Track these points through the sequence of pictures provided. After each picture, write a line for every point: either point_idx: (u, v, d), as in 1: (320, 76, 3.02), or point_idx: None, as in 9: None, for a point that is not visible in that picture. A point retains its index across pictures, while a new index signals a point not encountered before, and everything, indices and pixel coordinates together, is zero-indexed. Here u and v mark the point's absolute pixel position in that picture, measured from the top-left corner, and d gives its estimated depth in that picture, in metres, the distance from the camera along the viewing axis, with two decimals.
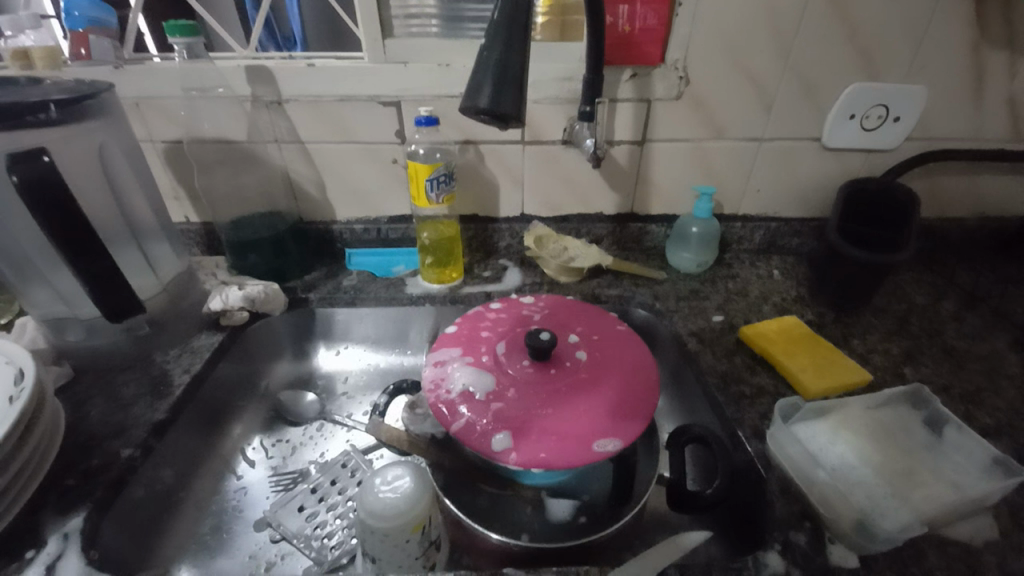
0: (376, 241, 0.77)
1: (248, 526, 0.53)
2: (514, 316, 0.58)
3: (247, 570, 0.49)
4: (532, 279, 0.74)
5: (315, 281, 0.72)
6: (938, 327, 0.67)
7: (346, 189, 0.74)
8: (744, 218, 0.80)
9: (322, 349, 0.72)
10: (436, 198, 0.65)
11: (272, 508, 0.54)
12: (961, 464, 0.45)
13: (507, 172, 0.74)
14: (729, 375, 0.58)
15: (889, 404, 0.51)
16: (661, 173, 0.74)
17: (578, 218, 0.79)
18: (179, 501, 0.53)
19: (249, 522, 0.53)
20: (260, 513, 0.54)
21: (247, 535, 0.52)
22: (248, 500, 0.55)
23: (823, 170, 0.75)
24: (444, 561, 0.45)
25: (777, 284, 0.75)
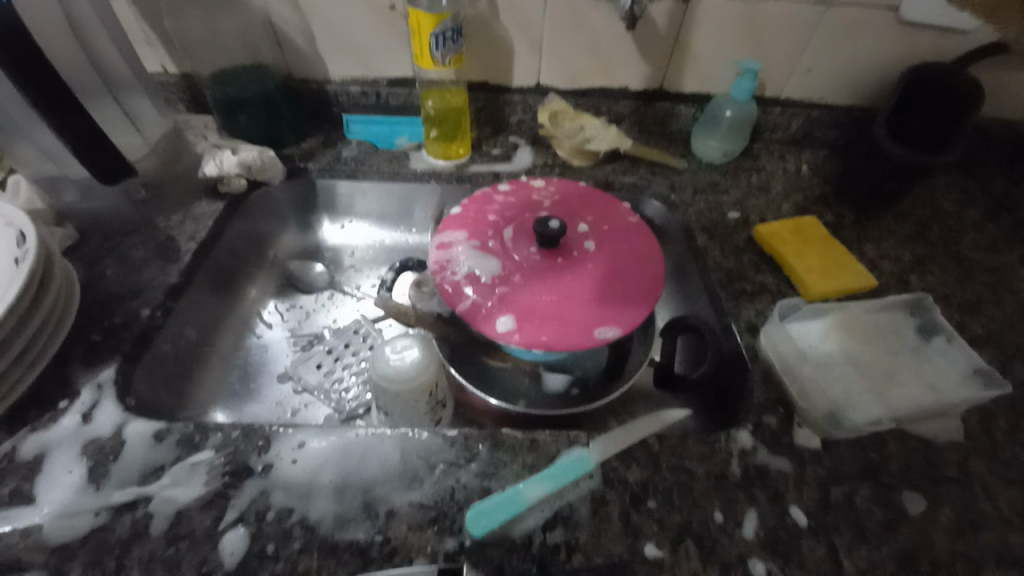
0: (377, 107, 0.70)
1: (272, 378, 0.58)
2: (523, 201, 0.56)
3: (275, 413, 0.55)
4: (544, 160, 0.69)
5: (312, 150, 0.68)
6: (960, 236, 0.65)
7: (339, 42, 0.64)
8: (785, 102, 0.71)
9: (326, 222, 0.70)
10: (442, 59, 0.57)
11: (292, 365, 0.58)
12: (939, 369, 0.47)
13: (524, 30, 0.64)
14: (735, 272, 0.58)
15: (886, 310, 0.52)
16: (702, 41, 0.64)
17: (600, 93, 0.71)
18: (206, 356, 0.57)
19: (272, 374, 0.58)
20: (281, 368, 0.59)
21: (271, 386, 0.57)
22: (268, 356, 0.60)
23: (888, 49, 0.65)
24: (450, 417, 0.50)
25: (804, 180, 0.70)
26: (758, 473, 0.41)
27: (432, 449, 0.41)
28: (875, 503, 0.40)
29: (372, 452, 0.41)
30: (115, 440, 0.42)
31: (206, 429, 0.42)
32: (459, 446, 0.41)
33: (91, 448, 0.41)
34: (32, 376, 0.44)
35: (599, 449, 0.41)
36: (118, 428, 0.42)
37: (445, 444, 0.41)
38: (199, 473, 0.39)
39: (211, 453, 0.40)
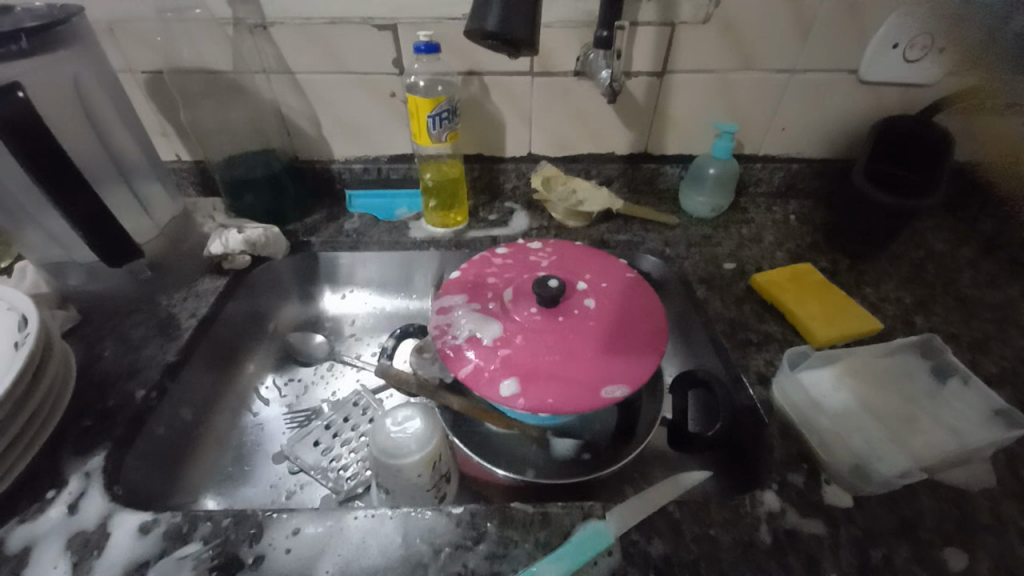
0: (377, 181, 0.74)
1: (267, 458, 0.56)
2: (520, 263, 0.57)
3: (269, 497, 0.52)
4: (539, 223, 0.72)
5: (315, 224, 0.71)
6: (955, 275, 0.66)
7: (342, 126, 0.69)
8: (765, 158, 0.75)
9: (327, 292, 0.71)
10: (439, 137, 0.61)
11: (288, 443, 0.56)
12: (962, 412, 0.45)
13: (514, 107, 0.69)
14: (737, 322, 0.58)
15: (897, 353, 0.51)
16: (680, 109, 0.69)
17: (588, 159, 0.75)
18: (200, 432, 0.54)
19: (268, 454, 0.56)
20: (278, 447, 0.57)
21: (267, 466, 0.55)
22: (265, 434, 0.58)
23: (853, 107, 0.70)
24: (454, 493, 0.47)
25: (793, 229, 0.72)
26: (790, 539, 0.38)
27: (437, 529, 0.38)
28: (923, 566, 0.37)
29: (372, 536, 0.38)
30: (100, 533, 0.39)
31: (195, 517, 0.39)
32: (465, 524, 0.38)
33: (73, 543, 0.38)
34: (22, 465, 0.42)
35: (615, 521, 0.38)
36: (104, 520, 0.40)
37: (450, 523, 0.38)
38: (186, 569, 0.36)
39: (200, 545, 0.38)
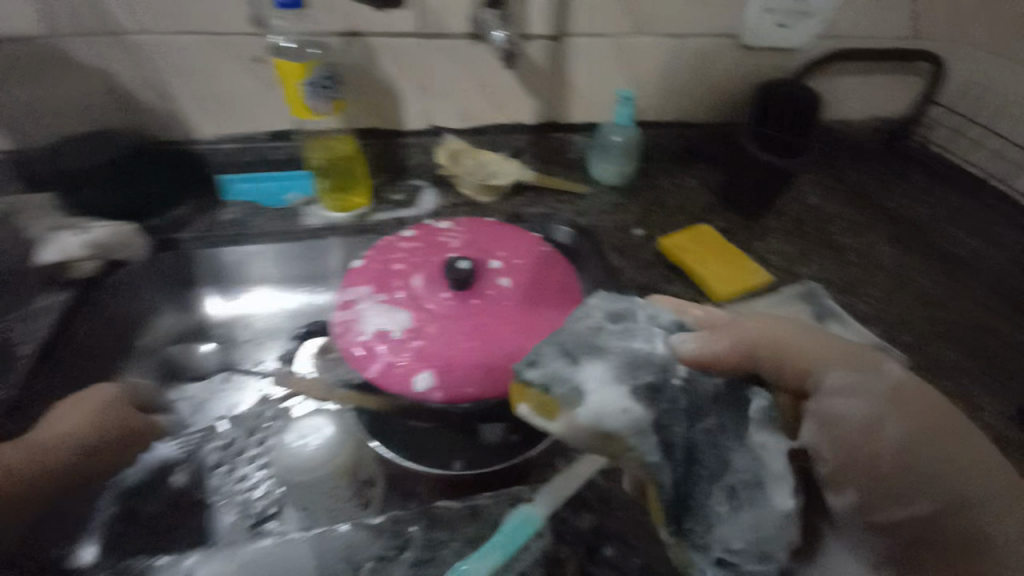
0: (258, 163, 0.64)
1: (152, 490, 0.46)
2: (429, 245, 0.53)
3: (159, 536, 0.43)
4: (449, 200, 0.68)
5: (184, 218, 0.60)
6: (826, 225, 0.73)
7: (206, 99, 0.59)
8: (664, 124, 0.77)
9: (211, 296, 0.61)
10: (319, 107, 0.54)
11: (181, 469, 0.48)
12: None
13: (408, 74, 0.63)
14: (648, 286, 0.60)
15: (784, 304, 0.58)
16: (581, 74, 0.68)
17: (495, 130, 0.71)
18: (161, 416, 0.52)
19: (153, 486, 0.46)
20: (166, 476, 0.47)
21: (152, 500, 0.45)
22: (147, 462, 0.48)
23: (737, 71, 0.73)
24: (380, 497, 0.43)
25: (692, 191, 0.76)
26: None
27: (357, 542, 0.35)
28: None
29: (280, 564, 0.34)
30: None
31: None
32: (388, 534, 0.35)
33: None
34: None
35: (544, 502, 0.38)
36: None
37: (370, 537, 0.35)
38: None
39: None
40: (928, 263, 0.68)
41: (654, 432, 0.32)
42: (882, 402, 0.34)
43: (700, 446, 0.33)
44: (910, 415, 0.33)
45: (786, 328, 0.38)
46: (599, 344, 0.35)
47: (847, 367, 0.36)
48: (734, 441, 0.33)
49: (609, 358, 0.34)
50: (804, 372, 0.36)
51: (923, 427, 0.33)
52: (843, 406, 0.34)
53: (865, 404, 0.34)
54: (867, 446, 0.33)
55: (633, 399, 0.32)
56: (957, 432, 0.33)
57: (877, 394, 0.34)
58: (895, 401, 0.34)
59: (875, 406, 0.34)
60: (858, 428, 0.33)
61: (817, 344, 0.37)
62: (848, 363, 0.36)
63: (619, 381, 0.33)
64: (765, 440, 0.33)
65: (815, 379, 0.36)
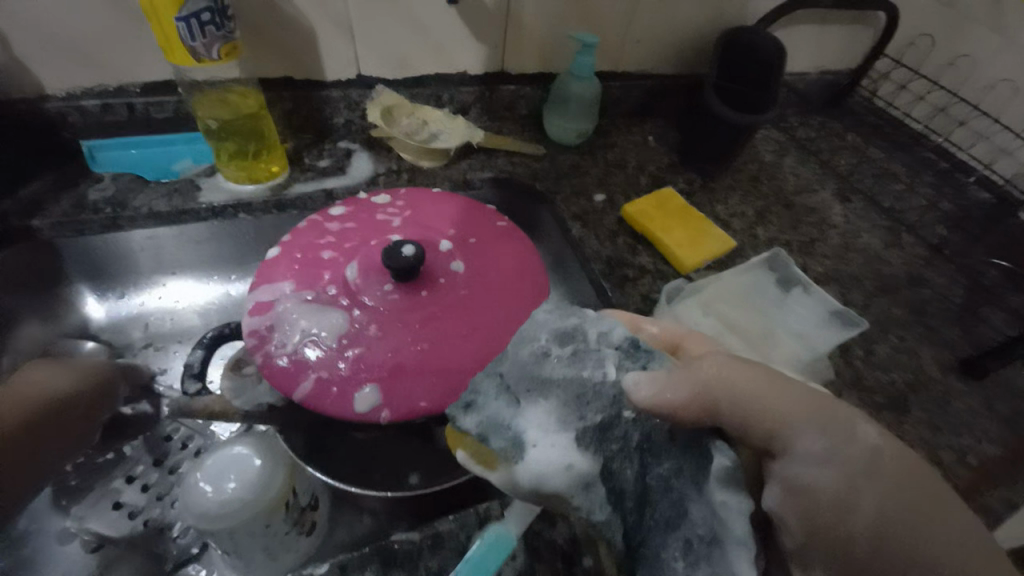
0: (135, 124, 0.51)
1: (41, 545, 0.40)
2: (365, 224, 0.45)
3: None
4: (386, 166, 0.58)
5: (39, 197, 0.47)
6: (784, 184, 0.71)
7: (44, 37, 0.44)
8: (623, 74, 0.70)
9: (88, 296, 0.50)
10: (206, 50, 0.42)
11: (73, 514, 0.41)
12: (804, 317, 0.50)
13: (322, 9, 0.51)
14: (613, 259, 0.55)
15: (753, 270, 0.54)
16: (531, 14, 0.59)
17: (435, 80, 0.61)
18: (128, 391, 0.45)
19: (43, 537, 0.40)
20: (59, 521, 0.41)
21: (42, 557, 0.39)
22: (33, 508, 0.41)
23: (700, 15, 0.67)
24: (326, 515, 0.39)
25: (653, 150, 0.71)
26: None
27: None
28: None
29: None
30: None
31: None
32: None
33: None
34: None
35: (515, 520, 0.33)
36: None
37: None
38: None
39: None
40: (878, 220, 0.68)
41: (600, 482, 0.27)
42: (867, 475, 0.27)
43: (653, 490, 0.28)
44: (896, 495, 0.27)
45: (761, 366, 0.30)
46: (544, 377, 0.29)
47: (822, 427, 0.28)
48: (692, 488, 0.27)
49: (553, 397, 0.28)
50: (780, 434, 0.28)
51: (908, 512, 0.27)
52: (819, 480, 0.27)
53: (845, 475, 0.27)
54: (836, 526, 0.27)
55: (578, 449, 0.27)
56: (952, 515, 0.27)
57: (863, 463, 0.27)
58: (883, 474, 0.27)
59: (857, 477, 0.27)
60: (830, 504, 0.27)
61: (802, 394, 0.29)
62: (833, 419, 0.29)
63: (563, 427, 0.28)
64: (726, 500, 0.26)
65: (790, 439, 0.28)
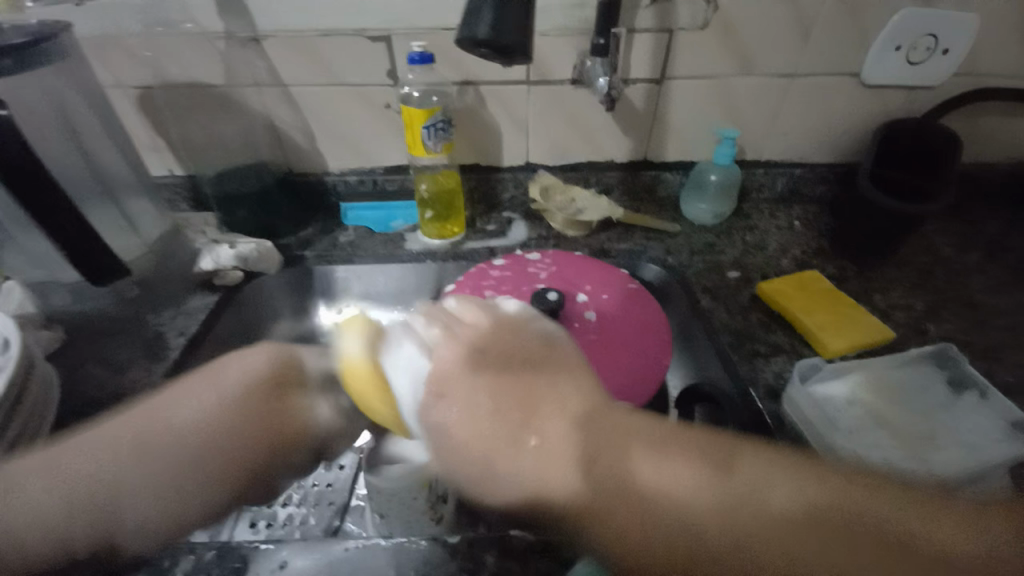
0: (372, 193, 0.72)
1: None
2: (518, 274, 0.55)
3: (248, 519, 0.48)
4: (538, 233, 0.70)
5: (310, 237, 0.69)
6: (964, 279, 0.63)
7: (338, 138, 0.68)
8: (767, 163, 0.73)
9: (321, 306, 0.68)
10: (434, 147, 0.61)
11: None
12: (980, 424, 0.45)
13: (510, 116, 0.68)
14: (743, 333, 0.56)
15: (912, 364, 0.50)
16: (678, 115, 0.68)
17: (587, 167, 0.73)
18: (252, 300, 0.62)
19: None
20: None
21: None
22: None
23: (855, 110, 0.68)
24: (450, 516, 0.44)
25: (797, 235, 0.70)
26: None
27: (431, 563, 0.36)
28: None
29: (361, 569, 0.35)
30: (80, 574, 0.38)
31: (179, 550, 0.37)
32: (461, 555, 0.36)
33: None
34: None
35: None
36: None
37: (445, 554, 0.36)
38: None
39: None
40: None
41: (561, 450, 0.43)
42: (659, 435, 0.38)
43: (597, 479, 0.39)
44: (591, 484, 0.36)
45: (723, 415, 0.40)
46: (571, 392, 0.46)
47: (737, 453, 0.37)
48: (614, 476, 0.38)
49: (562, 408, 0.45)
50: (553, 415, 0.40)
51: (710, 469, 0.36)
52: (639, 469, 0.37)
53: (645, 447, 0.38)
54: (645, 493, 0.36)
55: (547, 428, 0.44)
56: (755, 464, 0.36)
57: (569, 421, 0.39)
58: (669, 439, 0.38)
59: (627, 435, 0.38)
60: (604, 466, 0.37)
61: (551, 367, 0.43)
62: (557, 413, 0.40)
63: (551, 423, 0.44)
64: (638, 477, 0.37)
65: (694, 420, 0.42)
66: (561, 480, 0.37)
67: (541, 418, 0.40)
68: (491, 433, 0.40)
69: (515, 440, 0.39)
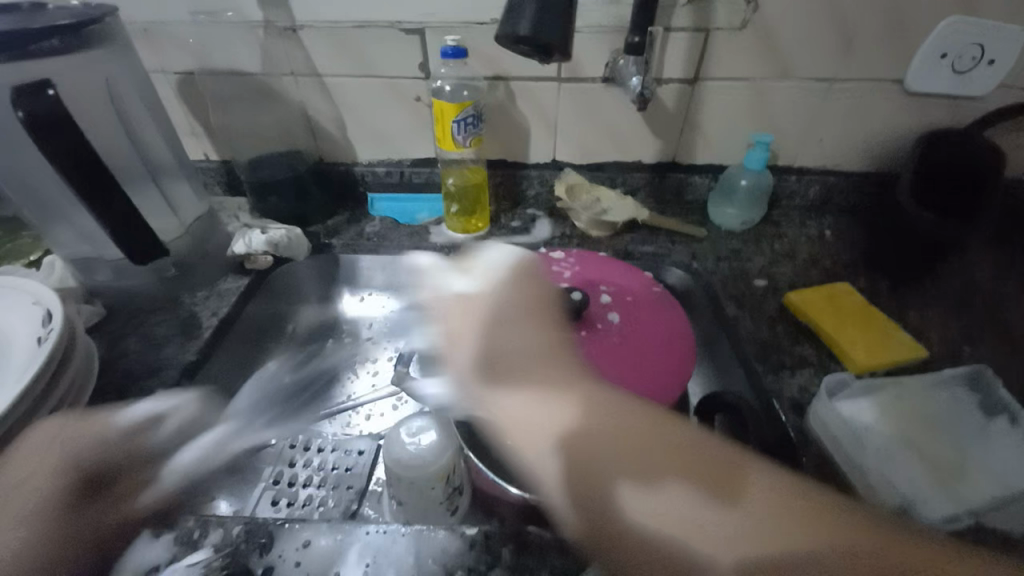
0: (399, 185, 0.73)
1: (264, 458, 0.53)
2: (544, 273, 0.56)
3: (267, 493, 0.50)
4: (561, 232, 0.70)
5: (337, 227, 0.70)
6: (1004, 301, 0.61)
7: (369, 129, 0.69)
8: (799, 170, 0.72)
9: (346, 294, 0.69)
10: (464, 142, 0.61)
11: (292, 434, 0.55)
12: (1012, 450, 0.44)
13: (540, 113, 0.67)
14: (769, 343, 0.55)
15: (944, 384, 0.49)
16: (710, 117, 0.67)
17: (613, 167, 0.72)
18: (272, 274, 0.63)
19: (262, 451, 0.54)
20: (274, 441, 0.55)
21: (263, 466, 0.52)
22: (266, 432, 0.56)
23: (897, 120, 0.66)
24: (466, 506, 0.45)
25: (829, 246, 0.69)
26: None
27: (450, 553, 0.36)
28: None
29: (384, 553, 0.36)
30: None
31: (208, 522, 0.38)
32: (479, 547, 0.36)
33: None
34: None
35: None
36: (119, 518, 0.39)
37: (463, 545, 0.36)
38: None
39: (208, 554, 0.36)
40: None
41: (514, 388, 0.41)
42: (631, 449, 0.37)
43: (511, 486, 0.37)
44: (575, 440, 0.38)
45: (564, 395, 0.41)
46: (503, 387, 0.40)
47: (689, 488, 0.35)
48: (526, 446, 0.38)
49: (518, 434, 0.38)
50: (561, 406, 0.40)
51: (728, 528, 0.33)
52: (630, 500, 0.35)
53: (676, 520, 0.34)
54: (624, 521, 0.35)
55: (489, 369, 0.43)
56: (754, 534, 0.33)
57: (567, 422, 0.39)
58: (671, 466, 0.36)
59: (630, 455, 0.37)
60: (604, 464, 0.37)
61: (600, 395, 0.41)
62: (605, 432, 0.38)
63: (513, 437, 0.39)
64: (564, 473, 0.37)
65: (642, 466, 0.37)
66: (615, 489, 0.36)
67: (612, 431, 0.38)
68: (563, 427, 0.39)
69: (694, 473, 0.36)
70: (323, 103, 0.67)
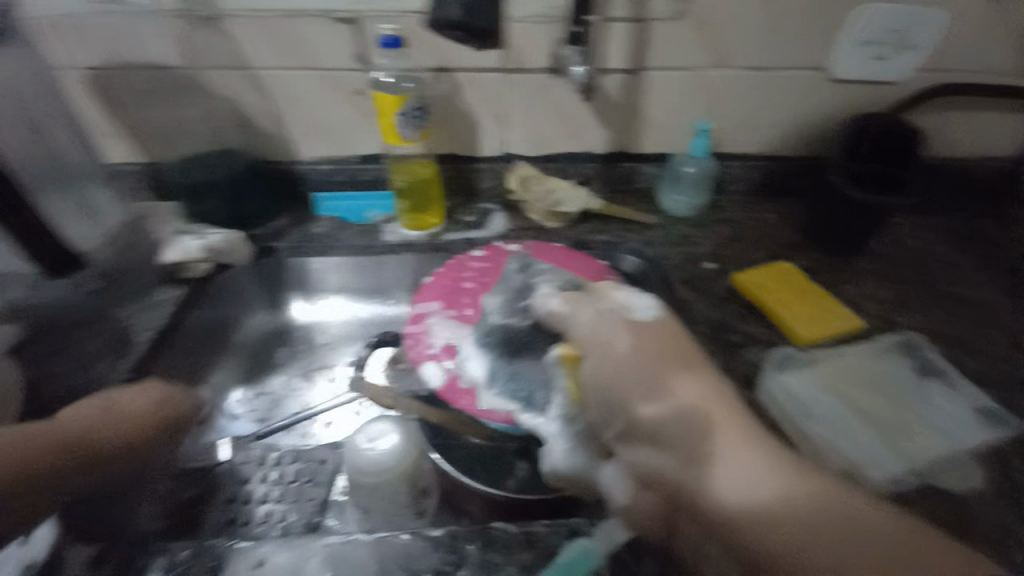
0: (347, 183, 0.70)
1: None
2: (500, 266, 0.55)
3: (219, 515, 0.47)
4: (518, 224, 0.70)
5: (282, 229, 0.66)
6: (926, 269, 0.67)
7: (309, 125, 0.66)
8: (741, 156, 0.75)
9: (296, 300, 0.66)
10: (409, 135, 0.60)
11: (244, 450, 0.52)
12: (940, 406, 0.48)
13: (489, 105, 0.67)
14: (720, 323, 0.57)
15: (883, 353, 0.53)
16: (655, 106, 0.69)
17: (565, 157, 0.73)
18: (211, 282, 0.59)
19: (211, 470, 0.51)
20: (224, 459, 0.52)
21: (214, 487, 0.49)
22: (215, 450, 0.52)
23: (825, 104, 0.70)
24: (434, 508, 0.44)
25: (770, 227, 0.72)
26: None
27: (416, 558, 0.35)
28: None
29: (346, 562, 0.35)
30: None
31: (149, 548, 0.36)
32: (445, 548, 0.36)
33: None
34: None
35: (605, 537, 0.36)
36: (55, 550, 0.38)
37: (428, 548, 0.35)
38: None
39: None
40: None
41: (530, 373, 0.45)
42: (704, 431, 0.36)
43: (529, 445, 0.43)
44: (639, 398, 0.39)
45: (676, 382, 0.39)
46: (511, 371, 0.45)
47: (746, 447, 0.34)
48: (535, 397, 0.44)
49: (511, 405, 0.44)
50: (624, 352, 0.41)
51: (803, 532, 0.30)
52: (724, 472, 0.34)
53: (730, 474, 0.33)
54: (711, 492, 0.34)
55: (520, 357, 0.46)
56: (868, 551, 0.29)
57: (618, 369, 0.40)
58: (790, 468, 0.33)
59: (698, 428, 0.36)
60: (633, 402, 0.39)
61: (673, 338, 0.42)
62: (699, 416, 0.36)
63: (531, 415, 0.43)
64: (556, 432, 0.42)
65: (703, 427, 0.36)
66: (637, 409, 0.38)
67: (678, 394, 0.38)
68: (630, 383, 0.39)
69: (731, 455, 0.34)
70: (257, 99, 0.63)
